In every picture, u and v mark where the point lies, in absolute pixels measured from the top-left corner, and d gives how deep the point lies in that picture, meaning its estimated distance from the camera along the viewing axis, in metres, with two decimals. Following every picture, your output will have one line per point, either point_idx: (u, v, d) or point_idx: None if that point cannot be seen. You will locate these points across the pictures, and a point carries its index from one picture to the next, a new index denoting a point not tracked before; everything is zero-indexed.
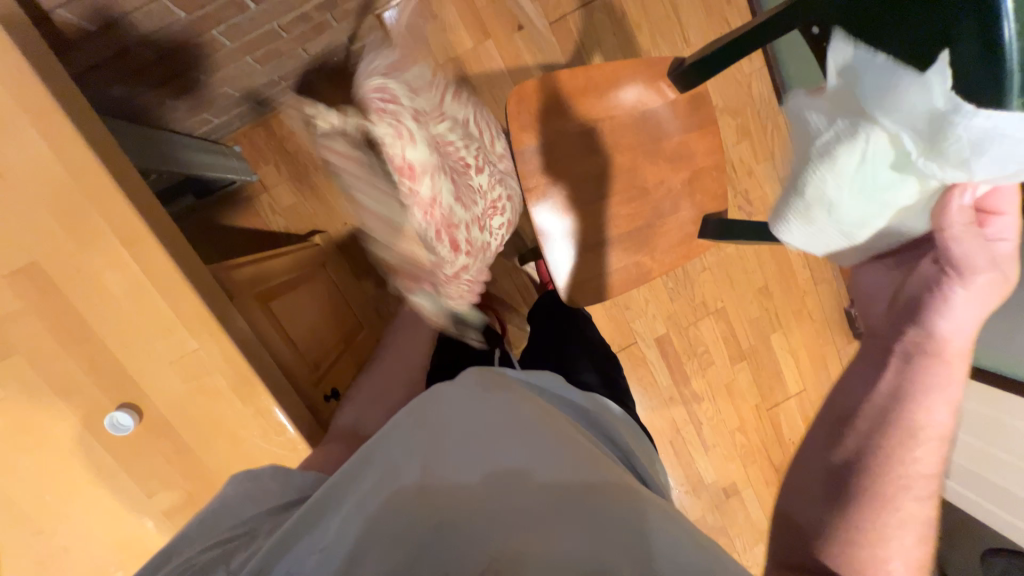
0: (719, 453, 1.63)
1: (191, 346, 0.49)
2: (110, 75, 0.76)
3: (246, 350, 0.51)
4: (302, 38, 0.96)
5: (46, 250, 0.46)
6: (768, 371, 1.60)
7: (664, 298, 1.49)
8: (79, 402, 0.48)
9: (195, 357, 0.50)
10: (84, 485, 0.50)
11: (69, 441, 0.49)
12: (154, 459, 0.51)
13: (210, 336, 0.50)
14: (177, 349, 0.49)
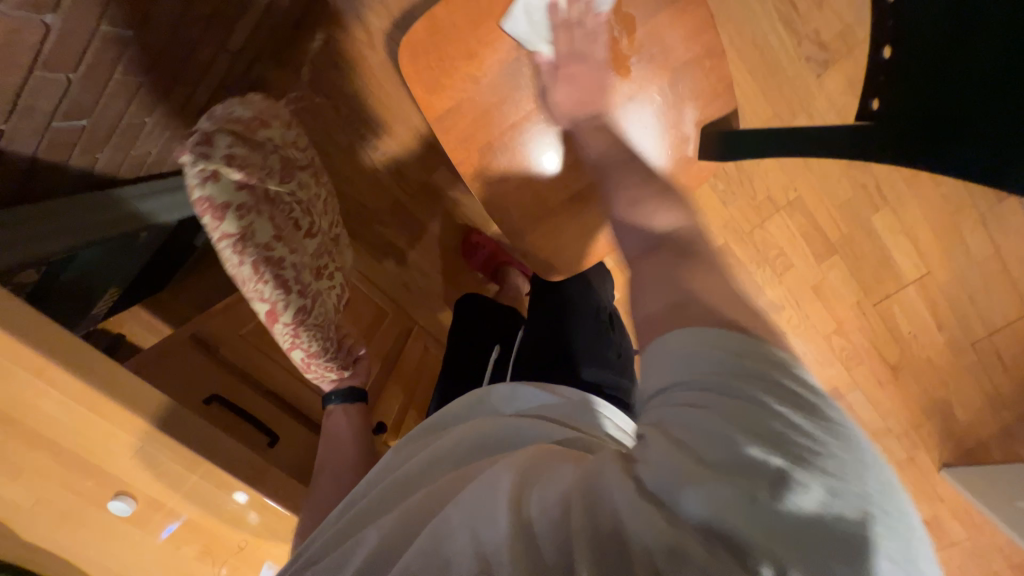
0: (812, 362, 1.43)
1: (137, 446, 0.51)
2: (56, 159, 0.75)
3: (196, 438, 0.53)
4: (213, 34, 0.86)
5: None
6: (873, 260, 1.29)
7: (715, 204, 1.25)
8: (85, 500, 0.53)
9: (147, 451, 0.51)
10: (128, 554, 0.58)
11: (97, 527, 0.56)
12: (169, 525, 0.58)
13: (151, 437, 0.51)
14: (130, 448, 0.51)
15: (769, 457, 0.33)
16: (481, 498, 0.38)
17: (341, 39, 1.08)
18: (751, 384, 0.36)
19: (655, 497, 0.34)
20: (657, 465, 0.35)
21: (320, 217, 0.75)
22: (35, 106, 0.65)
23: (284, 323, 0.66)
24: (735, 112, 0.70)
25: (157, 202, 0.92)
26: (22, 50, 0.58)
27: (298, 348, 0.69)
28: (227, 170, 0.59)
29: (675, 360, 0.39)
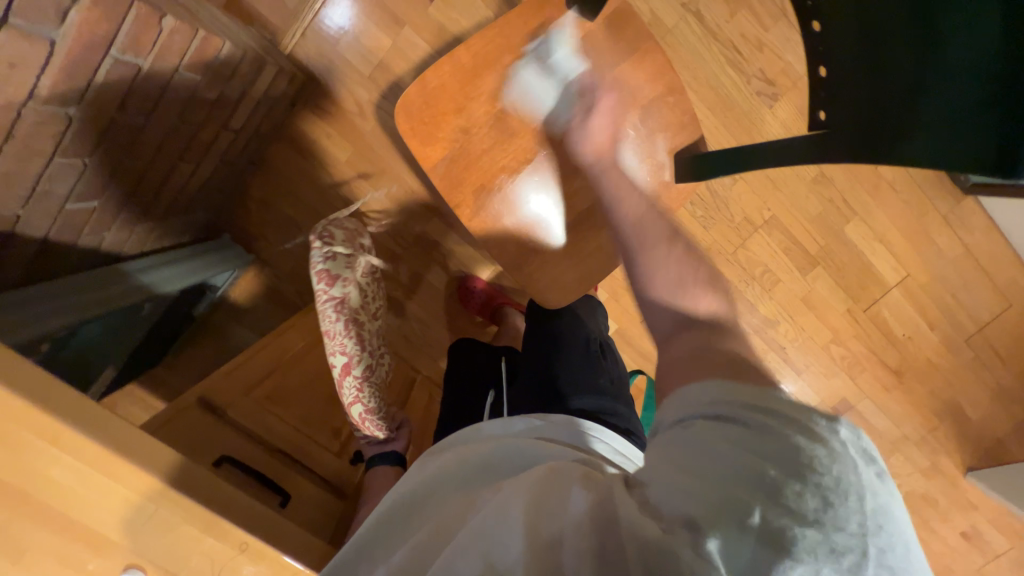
0: (817, 373, 1.44)
1: (146, 507, 0.49)
2: (65, 239, 0.79)
3: (201, 495, 0.51)
4: (217, 116, 0.93)
5: None
6: (854, 268, 1.34)
7: (696, 229, 1.31)
8: None
9: (160, 515, 0.50)
10: None
11: None
12: None
13: (165, 498, 0.49)
14: (141, 512, 0.49)
15: (785, 491, 0.33)
16: (493, 522, 0.42)
17: (334, 111, 1.17)
18: (772, 421, 0.36)
19: (655, 526, 0.34)
20: (671, 506, 0.35)
21: (380, 309, 0.92)
22: (51, 191, 0.70)
23: (351, 378, 0.80)
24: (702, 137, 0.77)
25: (156, 273, 0.97)
26: (44, 139, 0.62)
27: (359, 405, 0.79)
28: (339, 259, 0.84)
29: (702, 394, 0.39)
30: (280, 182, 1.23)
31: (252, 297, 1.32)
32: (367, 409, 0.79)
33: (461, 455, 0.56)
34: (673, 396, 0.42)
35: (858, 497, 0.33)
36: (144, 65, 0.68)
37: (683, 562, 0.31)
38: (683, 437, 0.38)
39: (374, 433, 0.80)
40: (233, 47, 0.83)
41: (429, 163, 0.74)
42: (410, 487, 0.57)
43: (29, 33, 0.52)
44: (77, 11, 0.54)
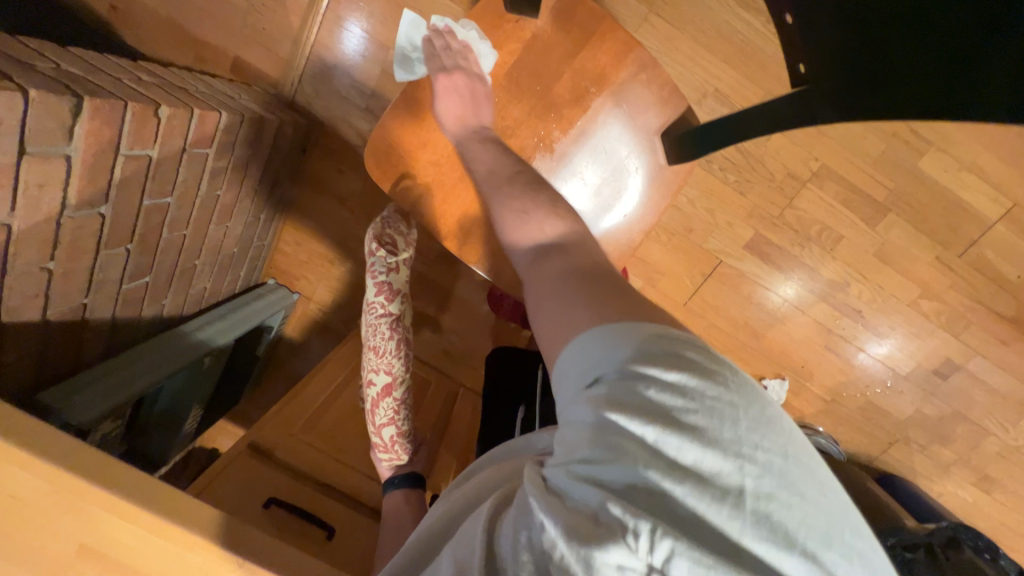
0: (907, 335, 1.24)
1: (201, 562, 0.55)
2: (129, 315, 0.89)
3: (240, 546, 0.55)
4: (234, 180, 1.00)
5: (72, 532, 0.53)
6: (939, 207, 1.13)
7: (730, 196, 1.18)
8: None
9: (209, 565, 0.55)
10: None
11: None
12: None
13: (211, 550, 0.54)
14: (194, 564, 0.55)
15: (662, 445, 0.35)
16: (469, 532, 0.43)
17: (340, 148, 1.22)
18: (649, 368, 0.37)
19: (561, 503, 0.37)
20: (572, 478, 0.38)
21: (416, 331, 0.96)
22: (106, 279, 0.79)
23: (389, 398, 0.83)
24: (690, 108, 0.74)
25: (211, 329, 1.07)
26: (87, 239, 0.71)
27: (393, 429, 0.82)
28: (397, 265, 0.82)
29: (589, 355, 0.41)
30: (307, 224, 1.31)
31: (303, 332, 1.43)
32: (399, 432, 0.82)
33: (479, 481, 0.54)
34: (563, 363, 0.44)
35: (728, 424, 0.35)
36: (154, 154, 0.74)
37: (584, 533, 0.35)
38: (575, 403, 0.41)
39: (402, 457, 0.82)
40: (231, 115, 0.89)
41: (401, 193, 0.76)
42: (432, 510, 0.56)
43: (46, 156, 0.58)
44: (80, 126, 0.60)
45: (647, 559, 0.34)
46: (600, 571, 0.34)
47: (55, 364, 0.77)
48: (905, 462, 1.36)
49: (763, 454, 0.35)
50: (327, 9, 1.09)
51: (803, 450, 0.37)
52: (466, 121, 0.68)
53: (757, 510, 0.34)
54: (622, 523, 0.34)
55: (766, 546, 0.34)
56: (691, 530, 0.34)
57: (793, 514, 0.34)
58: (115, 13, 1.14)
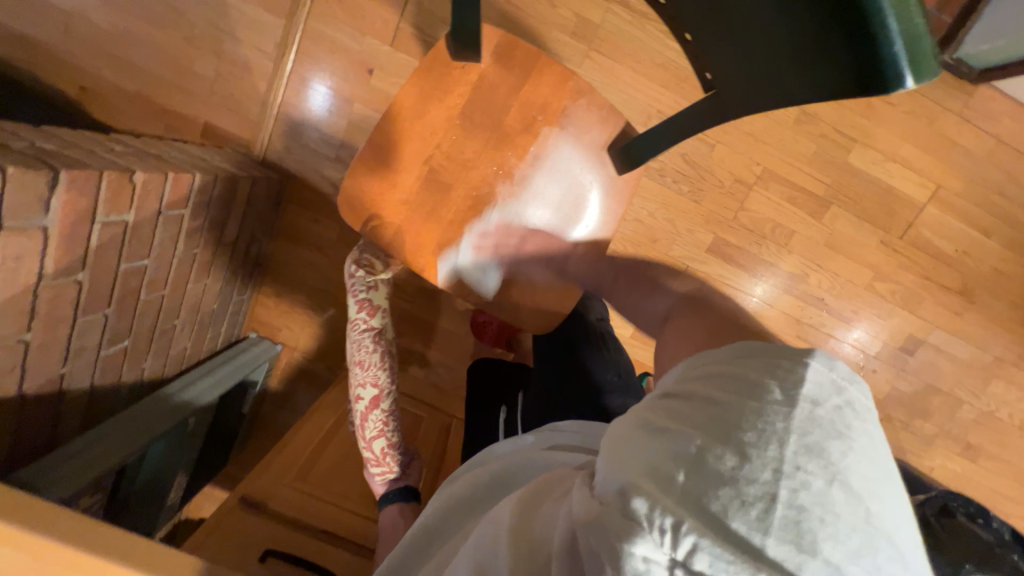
0: (870, 317, 1.31)
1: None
2: (108, 382, 0.88)
3: None
4: (210, 238, 1.03)
5: None
6: (874, 196, 1.23)
7: (687, 205, 1.26)
8: None
9: None
10: None
11: None
12: None
13: None
14: None
15: (707, 449, 0.36)
16: (491, 531, 0.43)
17: (314, 197, 1.26)
18: (718, 384, 0.42)
19: (596, 498, 0.37)
20: (609, 474, 0.38)
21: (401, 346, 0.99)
22: (85, 346, 0.79)
23: (377, 409, 0.84)
24: (628, 123, 0.81)
25: (194, 389, 1.06)
26: (65, 308, 0.72)
27: (384, 440, 0.84)
28: (377, 283, 0.87)
29: (675, 382, 0.47)
30: (285, 274, 1.32)
31: (288, 383, 1.41)
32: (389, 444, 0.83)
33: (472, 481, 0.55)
34: (653, 386, 0.50)
35: (773, 438, 0.36)
36: (130, 219, 0.77)
37: (612, 522, 0.34)
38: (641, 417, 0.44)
39: (393, 471, 0.84)
40: (205, 175, 0.92)
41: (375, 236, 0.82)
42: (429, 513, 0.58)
43: (23, 229, 0.60)
44: (56, 198, 0.63)
45: (672, 554, 0.32)
46: (626, 564, 0.32)
47: (31, 440, 0.75)
48: (893, 441, 1.40)
49: (804, 469, 0.35)
50: (292, 71, 1.16)
51: (868, 486, 0.35)
52: (595, 159, 0.81)
53: (789, 519, 0.33)
54: (648, 515, 0.33)
55: (800, 555, 0.32)
56: (721, 532, 0.33)
57: (830, 532, 0.33)
58: (84, 93, 1.18)
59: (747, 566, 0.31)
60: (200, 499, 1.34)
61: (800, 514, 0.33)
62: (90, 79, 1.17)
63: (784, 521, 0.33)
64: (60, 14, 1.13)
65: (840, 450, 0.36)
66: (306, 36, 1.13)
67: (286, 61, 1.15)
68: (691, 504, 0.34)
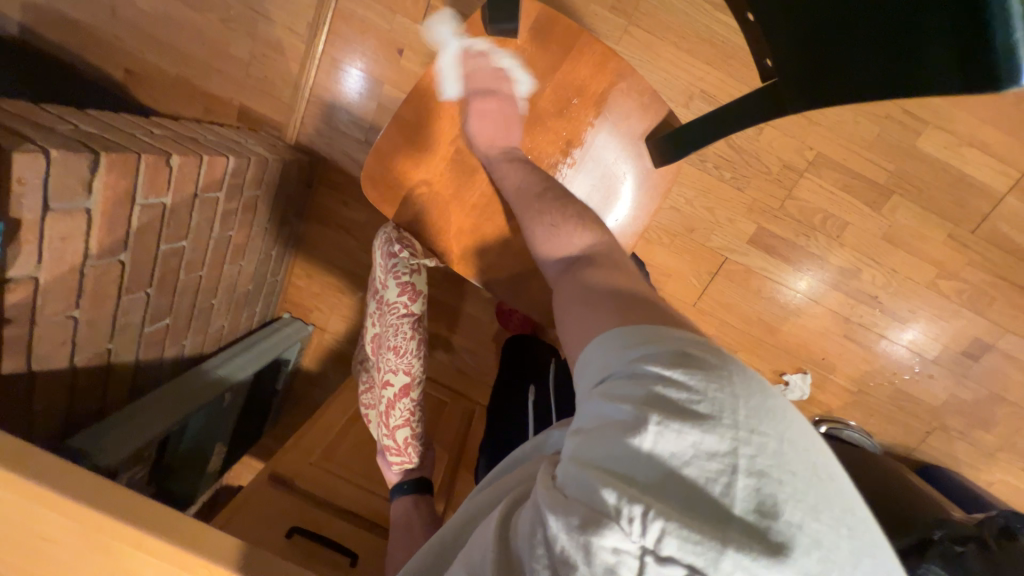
0: (930, 318, 1.20)
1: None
2: (151, 356, 0.93)
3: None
4: (244, 221, 1.05)
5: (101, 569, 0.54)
6: (944, 184, 1.11)
7: (728, 192, 1.18)
8: None
9: None
10: None
11: None
12: None
13: None
14: None
15: (663, 430, 0.35)
16: (480, 535, 0.43)
17: (343, 180, 1.27)
18: (654, 359, 0.40)
19: (561, 494, 0.37)
20: (571, 469, 0.38)
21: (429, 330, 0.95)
22: (129, 322, 0.83)
23: (406, 399, 0.82)
24: (671, 112, 0.77)
25: (230, 366, 1.10)
26: (109, 286, 0.75)
27: (409, 431, 0.82)
28: (420, 265, 0.79)
29: (600, 360, 0.44)
30: (315, 257, 1.35)
31: (318, 363, 1.45)
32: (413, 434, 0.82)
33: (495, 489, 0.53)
34: (579, 364, 0.46)
35: (725, 410, 0.36)
36: (168, 201, 0.79)
37: (579, 518, 0.34)
38: (587, 401, 0.43)
39: (411, 462, 0.82)
40: (239, 158, 0.93)
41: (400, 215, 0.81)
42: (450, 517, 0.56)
43: (68, 211, 0.62)
44: (98, 180, 0.64)
45: (641, 542, 0.33)
46: (597, 558, 0.33)
47: (83, 408, 0.81)
48: (946, 451, 1.30)
49: (758, 435, 0.35)
50: (323, 53, 1.15)
51: (804, 437, 0.37)
52: (497, 143, 0.74)
53: (750, 487, 0.34)
54: (617, 506, 0.34)
55: (761, 521, 0.33)
56: (685, 511, 0.33)
57: (786, 492, 0.34)
58: (128, 76, 1.22)
59: (713, 540, 0.32)
60: (238, 468, 1.41)
61: (756, 486, 0.34)
62: (134, 64, 1.21)
63: (741, 493, 0.33)
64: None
65: (781, 412, 0.37)
66: (337, 16, 1.12)
67: (318, 43, 1.14)
68: (650, 485, 0.35)
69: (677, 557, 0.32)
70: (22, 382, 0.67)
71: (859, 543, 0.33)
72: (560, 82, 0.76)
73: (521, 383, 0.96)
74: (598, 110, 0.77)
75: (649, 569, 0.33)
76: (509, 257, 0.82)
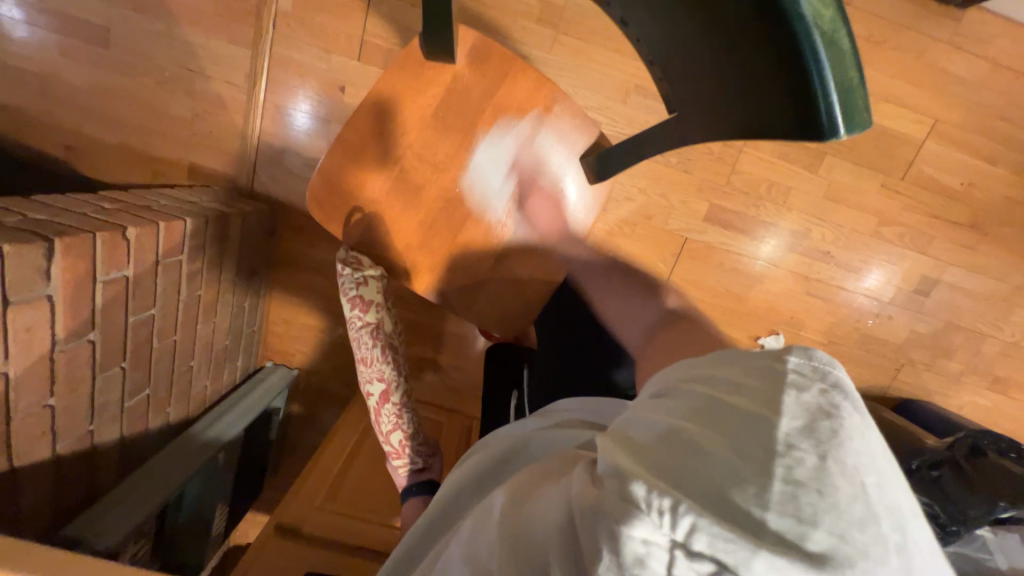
0: (881, 263, 1.28)
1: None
2: (136, 430, 0.91)
3: None
4: (212, 278, 1.05)
5: None
6: (869, 140, 1.20)
7: (678, 177, 1.24)
8: None
9: None
10: None
11: None
12: None
13: None
14: None
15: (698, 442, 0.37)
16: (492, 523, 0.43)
17: (305, 222, 1.27)
18: (695, 385, 0.43)
19: (592, 486, 0.37)
20: (599, 465, 0.39)
21: None
22: (107, 401, 0.82)
23: (388, 400, 0.86)
24: (602, 133, 0.82)
25: (218, 424, 1.09)
26: (82, 368, 0.74)
27: (401, 430, 0.85)
28: (366, 277, 0.84)
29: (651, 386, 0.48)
30: (289, 301, 1.34)
31: (310, 405, 1.44)
32: (406, 434, 0.84)
33: (476, 470, 0.56)
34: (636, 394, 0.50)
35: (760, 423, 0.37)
36: (130, 273, 0.78)
37: (608, 507, 0.34)
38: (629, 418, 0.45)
39: (413, 462, 0.84)
40: (195, 219, 0.93)
41: (356, 240, 0.83)
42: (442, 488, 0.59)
43: (29, 301, 0.62)
44: (55, 266, 0.64)
45: (671, 534, 0.32)
46: (626, 547, 0.32)
47: (73, 494, 0.79)
48: (918, 384, 1.38)
49: (796, 446, 0.35)
50: (265, 100, 1.16)
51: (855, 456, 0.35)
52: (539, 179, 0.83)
53: (784, 492, 0.33)
54: (646, 499, 0.34)
55: (800, 522, 0.32)
56: (715, 511, 0.33)
57: (829, 505, 0.32)
58: (68, 152, 1.20)
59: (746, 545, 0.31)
60: (244, 525, 1.40)
61: (793, 493, 0.33)
62: (73, 138, 1.19)
63: (779, 507, 0.32)
64: (35, 79, 1.14)
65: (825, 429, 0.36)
66: (273, 63, 1.13)
67: (258, 92, 1.15)
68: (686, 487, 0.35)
69: (706, 552, 0.32)
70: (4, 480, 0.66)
71: (906, 560, 0.31)
72: (499, 97, 0.79)
73: (504, 389, 0.98)
74: (536, 124, 0.81)
75: (678, 564, 0.32)
76: (468, 264, 0.85)
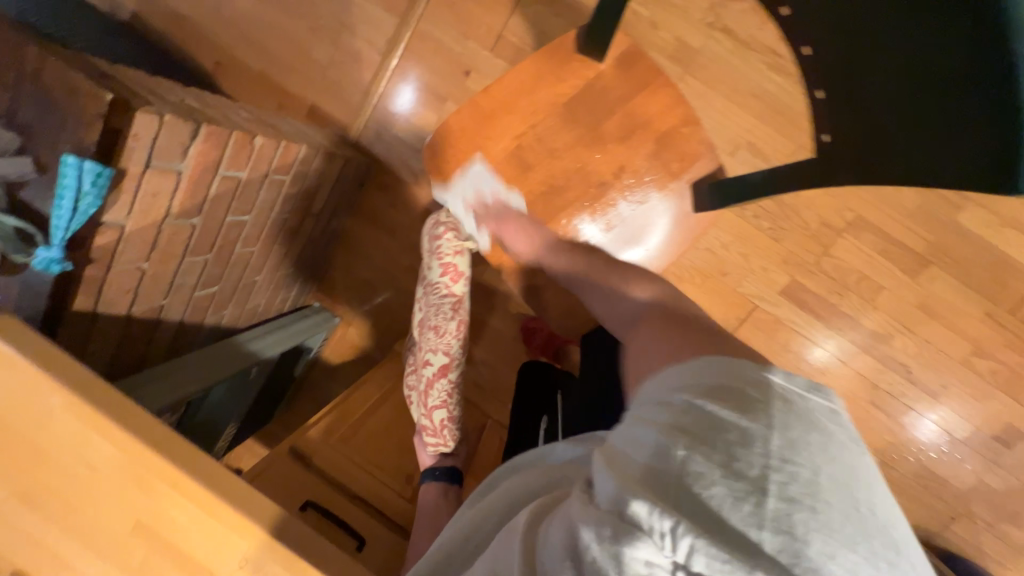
0: (963, 395, 1.17)
1: (241, 548, 0.56)
2: (194, 321, 0.97)
3: (288, 537, 0.56)
4: (300, 206, 1.12)
5: (135, 508, 0.57)
6: (982, 261, 1.12)
7: (765, 243, 1.20)
8: None
9: (247, 556, 0.57)
10: None
11: None
12: None
13: (252, 538, 0.56)
14: (236, 553, 0.57)
15: (692, 454, 0.38)
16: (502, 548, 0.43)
17: (393, 185, 1.33)
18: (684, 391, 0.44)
19: (594, 508, 0.38)
20: (599, 488, 0.40)
21: None
22: (183, 284, 0.87)
23: (445, 375, 0.87)
24: (721, 167, 0.83)
25: (262, 342, 1.14)
26: (178, 245, 0.80)
27: (448, 409, 0.86)
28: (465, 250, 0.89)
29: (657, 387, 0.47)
30: (354, 252, 1.40)
31: (338, 356, 1.47)
32: (449, 415, 0.85)
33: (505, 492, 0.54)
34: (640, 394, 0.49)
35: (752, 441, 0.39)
36: (243, 176, 0.85)
37: (610, 530, 0.36)
38: (620, 429, 0.46)
39: (447, 444, 0.85)
40: (309, 149, 1.01)
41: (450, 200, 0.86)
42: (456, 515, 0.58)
43: (164, 169, 0.68)
44: (194, 146, 0.71)
45: (672, 557, 0.35)
46: (629, 568, 0.34)
47: (128, 357, 0.85)
48: (972, 543, 1.23)
49: (788, 465, 0.38)
50: (398, 66, 1.25)
51: (836, 472, 0.39)
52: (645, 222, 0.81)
53: (779, 511, 0.35)
54: (649, 521, 0.35)
55: (792, 552, 0.34)
56: (712, 530, 0.35)
57: (817, 522, 0.35)
58: (217, 68, 1.34)
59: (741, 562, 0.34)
60: None
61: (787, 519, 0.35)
62: (226, 57, 1.33)
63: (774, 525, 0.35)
64: (214, 0, 1.29)
65: (811, 446, 0.39)
66: (416, 36, 1.22)
67: (395, 57, 1.24)
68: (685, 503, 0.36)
69: (705, 573, 0.34)
70: (83, 322, 0.72)
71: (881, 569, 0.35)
72: (627, 108, 0.81)
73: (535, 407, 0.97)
74: (653, 142, 0.82)
75: None
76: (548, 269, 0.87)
